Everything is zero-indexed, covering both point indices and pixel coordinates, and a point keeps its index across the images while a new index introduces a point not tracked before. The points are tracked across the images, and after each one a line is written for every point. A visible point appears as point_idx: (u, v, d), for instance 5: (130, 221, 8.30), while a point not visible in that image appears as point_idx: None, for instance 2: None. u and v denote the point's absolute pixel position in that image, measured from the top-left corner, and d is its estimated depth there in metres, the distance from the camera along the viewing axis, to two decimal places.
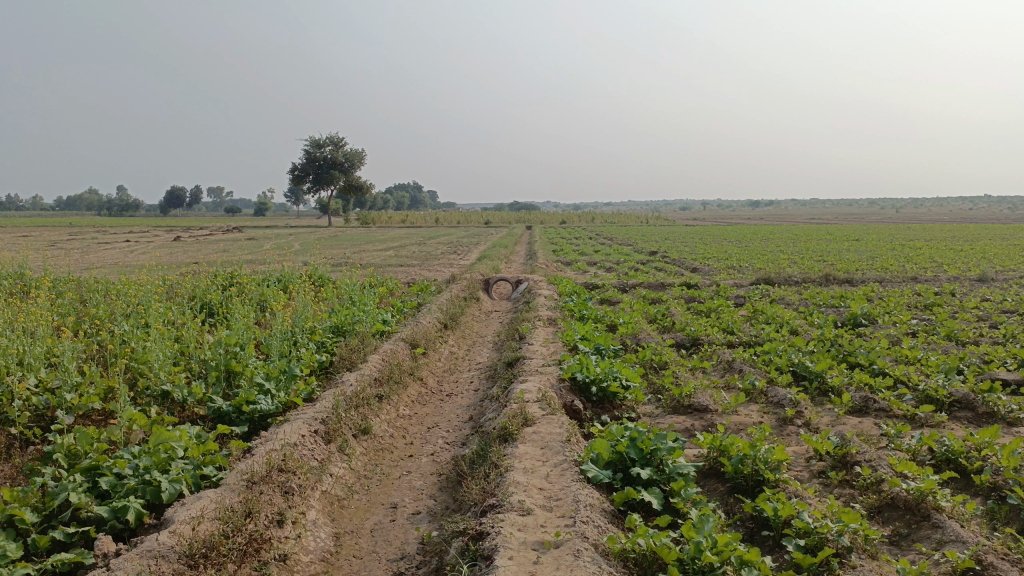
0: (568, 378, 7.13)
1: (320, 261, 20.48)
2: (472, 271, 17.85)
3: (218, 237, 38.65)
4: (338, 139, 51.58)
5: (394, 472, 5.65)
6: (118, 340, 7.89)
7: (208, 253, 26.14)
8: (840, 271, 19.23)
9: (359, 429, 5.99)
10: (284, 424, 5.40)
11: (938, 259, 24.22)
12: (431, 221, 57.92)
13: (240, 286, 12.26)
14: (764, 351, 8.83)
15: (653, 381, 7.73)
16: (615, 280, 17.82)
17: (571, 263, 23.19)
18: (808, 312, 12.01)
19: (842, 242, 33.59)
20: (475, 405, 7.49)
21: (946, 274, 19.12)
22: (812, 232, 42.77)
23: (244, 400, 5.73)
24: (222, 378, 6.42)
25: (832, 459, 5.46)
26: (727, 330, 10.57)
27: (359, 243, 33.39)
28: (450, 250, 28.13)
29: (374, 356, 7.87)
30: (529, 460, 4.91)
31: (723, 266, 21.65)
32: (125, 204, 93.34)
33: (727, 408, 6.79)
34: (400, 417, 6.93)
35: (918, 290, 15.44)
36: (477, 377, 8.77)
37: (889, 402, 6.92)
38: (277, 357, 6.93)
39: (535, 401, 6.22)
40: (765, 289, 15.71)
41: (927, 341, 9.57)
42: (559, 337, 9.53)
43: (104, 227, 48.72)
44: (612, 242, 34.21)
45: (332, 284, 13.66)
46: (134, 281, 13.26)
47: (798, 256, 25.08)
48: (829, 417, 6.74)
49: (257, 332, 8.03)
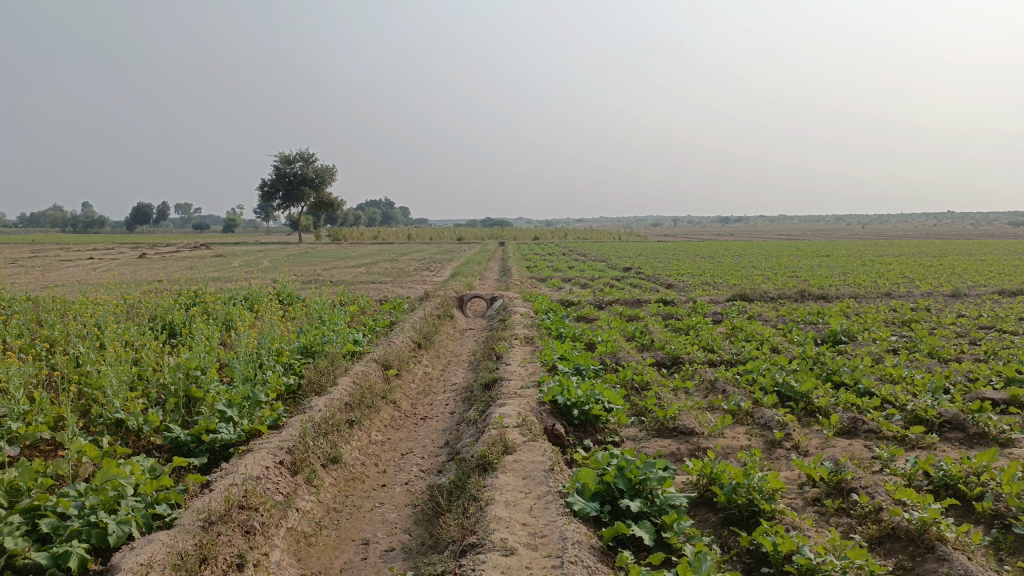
0: (548, 401, 6.85)
1: (289, 278, 20.02)
2: (446, 288, 17.54)
3: (186, 253, 37.96)
4: (309, 155, 51.11)
5: (366, 504, 5.31)
6: (73, 363, 7.48)
7: (174, 270, 25.52)
8: (815, 287, 19.20)
9: (328, 457, 5.65)
10: (247, 455, 5.04)
11: (910, 275, 24.39)
12: (403, 238, 57.52)
13: (205, 305, 11.84)
14: (747, 370, 8.63)
15: (636, 403, 7.48)
16: (590, 296, 17.60)
17: (545, 279, 22.96)
18: (787, 329, 11.86)
19: (814, 258, 33.82)
20: (451, 429, 7.17)
21: (919, 290, 19.19)
22: (783, 248, 43.06)
23: (204, 429, 5.35)
24: (181, 405, 6.04)
25: (826, 485, 5.23)
26: (707, 348, 10.37)
27: (329, 259, 32.92)
28: (424, 267, 27.78)
29: (344, 378, 7.52)
30: (511, 491, 4.60)
31: (698, 282, 21.55)
32: (90, 221, 91.70)
33: (714, 431, 6.55)
34: (372, 444, 6.59)
35: (894, 306, 15.41)
36: (452, 399, 8.44)
37: (878, 423, 6.73)
38: (241, 381, 6.57)
39: (515, 427, 5.92)
40: (742, 306, 15.58)
41: (909, 359, 9.45)
42: (536, 356, 9.25)
43: (66, 244, 47.63)
44: (586, 258, 34.11)
45: (302, 302, 13.27)
46: (93, 300, 12.76)
47: (772, 273, 25.09)
48: (818, 440, 6.52)
49: (221, 353, 7.65)
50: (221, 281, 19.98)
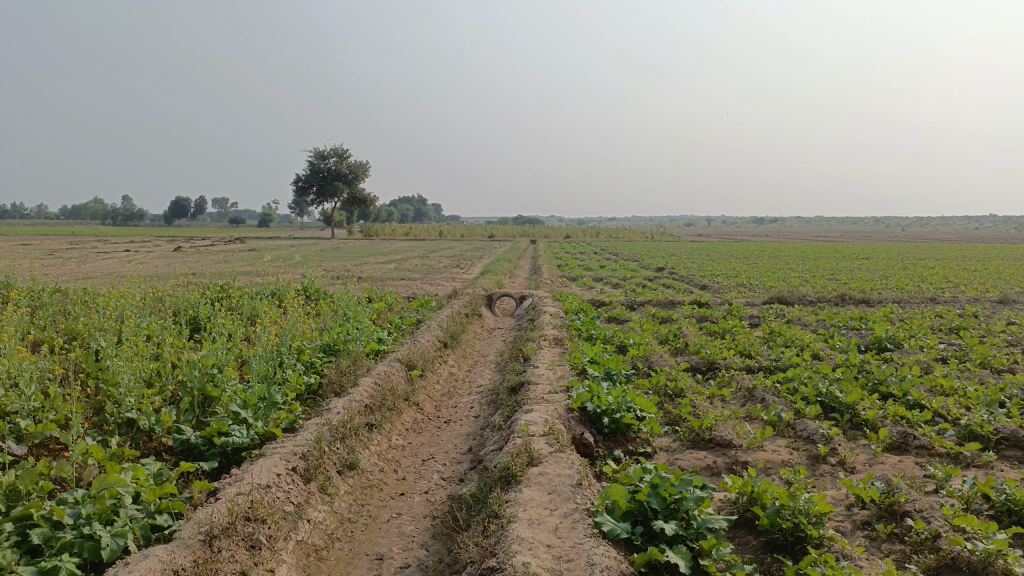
0: (577, 408, 6.52)
1: (319, 274, 19.88)
2: (475, 286, 17.27)
3: (220, 247, 38.22)
4: (343, 150, 51.19)
5: (382, 514, 5.02)
6: (93, 358, 7.33)
7: (205, 264, 25.58)
8: (855, 291, 18.59)
9: (344, 464, 5.37)
10: (259, 460, 4.79)
11: (954, 280, 23.59)
12: (435, 235, 57.43)
13: (231, 300, 11.70)
14: (787, 378, 8.22)
15: (669, 412, 7.11)
16: (622, 297, 17.20)
17: (576, 279, 22.62)
18: (828, 335, 11.37)
19: (852, 260, 32.99)
20: (475, 434, 6.87)
21: (965, 295, 18.45)
22: (819, 251, 42.07)
23: (216, 432, 5.10)
24: (196, 404, 5.81)
25: (877, 508, 4.84)
26: (745, 354, 9.95)
27: (360, 255, 32.84)
28: (453, 264, 27.59)
29: (365, 379, 7.26)
30: (535, 508, 4.28)
31: (733, 284, 21.03)
32: (129, 215, 93.15)
33: (753, 444, 6.17)
34: (392, 448, 6.31)
35: (939, 311, 14.80)
36: (478, 402, 8.15)
37: (931, 438, 6.29)
38: (259, 381, 6.33)
39: (541, 435, 5.59)
40: (780, 309, 15.08)
41: (960, 369, 8.95)
42: (566, 359, 8.92)
43: (103, 236, 48.29)
44: (618, 257, 33.63)
45: (328, 298, 13.08)
46: (121, 292, 12.67)
47: (809, 275, 24.43)
48: (866, 456, 6.11)
49: (241, 349, 7.43)
50: (251, 275, 19.95)
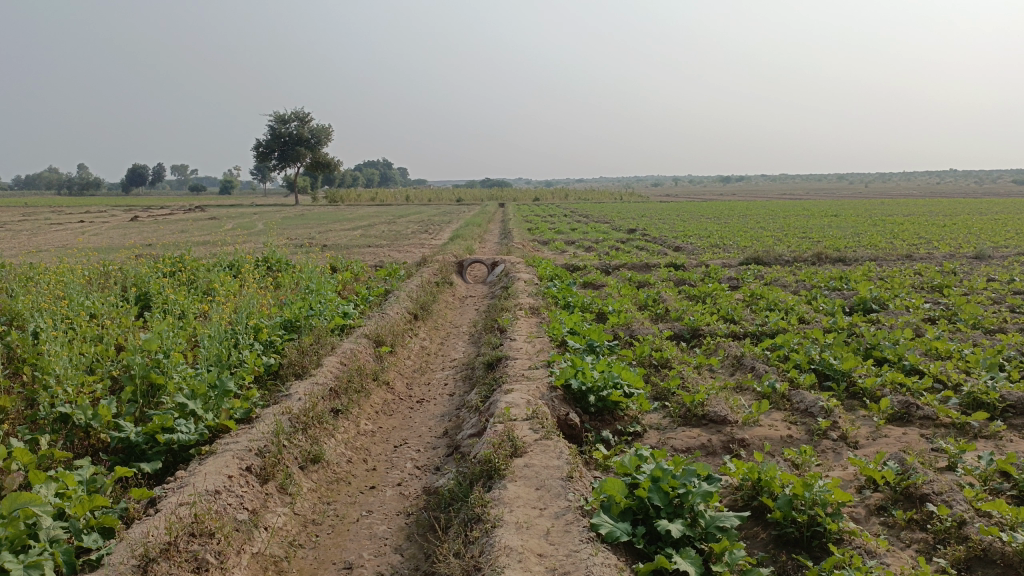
0: (560, 386, 6.03)
1: (281, 244, 19.07)
2: (444, 252, 16.63)
3: (180, 216, 36.99)
4: (304, 113, 49.72)
5: (351, 513, 4.52)
6: (29, 341, 6.68)
7: (161, 234, 24.49)
8: (832, 249, 18.32)
9: (306, 458, 4.85)
10: (208, 460, 4.25)
11: (926, 236, 23.49)
12: (402, 200, 56.40)
13: (187, 273, 11.00)
14: (776, 345, 7.84)
15: (656, 386, 6.68)
16: (597, 260, 16.74)
17: (548, 242, 22.12)
18: (810, 297, 11.02)
19: (823, 218, 32.90)
20: (450, 415, 6.39)
21: (939, 252, 18.26)
22: (787, 208, 42.08)
23: (159, 428, 4.52)
24: (139, 394, 5.22)
25: (892, 491, 4.46)
26: (728, 319, 9.55)
27: (324, 222, 31.88)
28: (420, 229, 26.93)
29: (329, 359, 6.70)
30: (522, 508, 3.81)
31: (707, 244, 20.72)
32: (85, 184, 90.42)
33: (748, 420, 5.77)
34: (361, 435, 5.79)
35: (918, 269, 14.55)
36: (452, 378, 7.67)
37: (934, 408, 5.95)
38: (211, 367, 5.75)
39: (524, 420, 5.09)
40: (757, 270, 14.73)
41: (951, 331, 8.63)
42: (544, 330, 8.44)
43: (58, 207, 46.58)
44: (589, 220, 33.09)
45: (291, 269, 12.40)
46: (67, 265, 11.85)
47: (781, 234, 24.15)
48: (868, 430, 5.73)
49: (192, 328, 6.80)
50: (211, 245, 19.11)
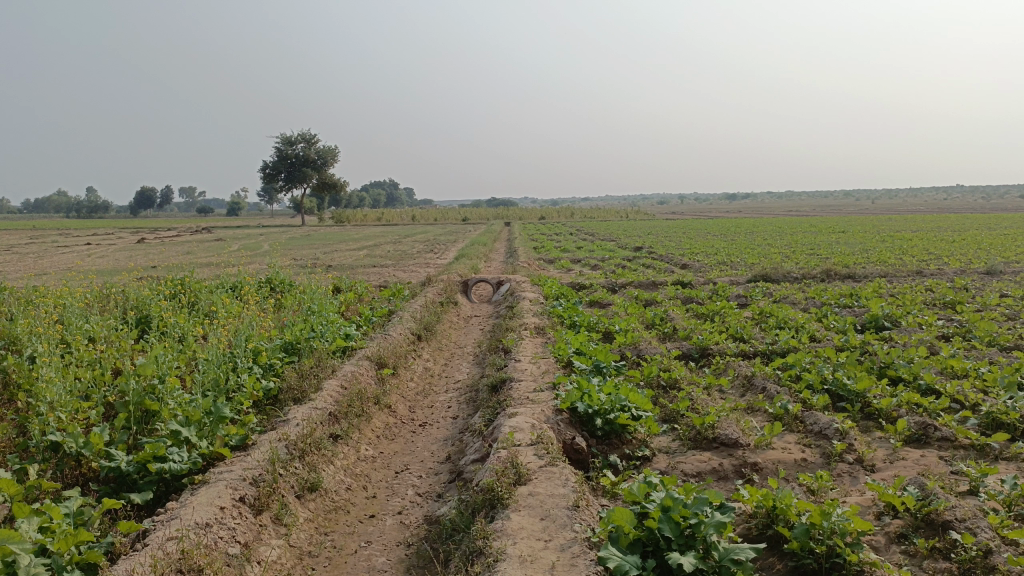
0: (565, 409, 5.86)
1: (286, 265, 18.98)
2: (449, 272, 16.51)
3: (187, 238, 37.05)
4: (310, 134, 49.92)
5: (349, 544, 4.35)
6: (25, 365, 6.56)
7: (167, 256, 24.44)
8: (840, 266, 18.13)
9: (304, 486, 4.69)
10: (200, 490, 4.11)
11: (935, 251, 23.27)
12: (408, 220, 56.46)
13: (189, 295, 10.90)
14: (788, 364, 7.65)
15: (665, 408, 6.51)
16: (603, 279, 16.58)
17: (554, 261, 21.99)
18: (820, 314, 10.84)
19: (830, 234, 32.69)
20: (453, 439, 6.22)
21: (949, 267, 18.06)
22: (794, 225, 41.92)
23: (150, 456, 4.37)
24: (133, 421, 5.08)
25: (913, 518, 4.27)
26: (737, 337, 9.37)
27: (330, 242, 31.84)
28: (426, 249, 26.86)
29: (329, 383, 6.55)
30: (526, 540, 3.64)
31: (714, 262, 20.54)
32: (94, 207, 90.91)
33: (761, 443, 5.58)
34: (361, 461, 5.64)
35: (929, 285, 14.34)
36: (455, 400, 7.50)
37: (953, 429, 5.76)
38: (208, 392, 5.61)
39: (529, 445, 4.92)
40: (766, 287, 14.54)
41: (965, 349, 8.44)
42: (549, 350, 8.28)
43: (66, 229, 46.79)
44: (595, 238, 32.97)
45: (294, 290, 12.28)
46: (69, 288, 11.75)
47: (789, 250, 23.96)
48: (885, 452, 5.55)
49: (190, 353, 6.66)
50: (216, 266, 19.04)
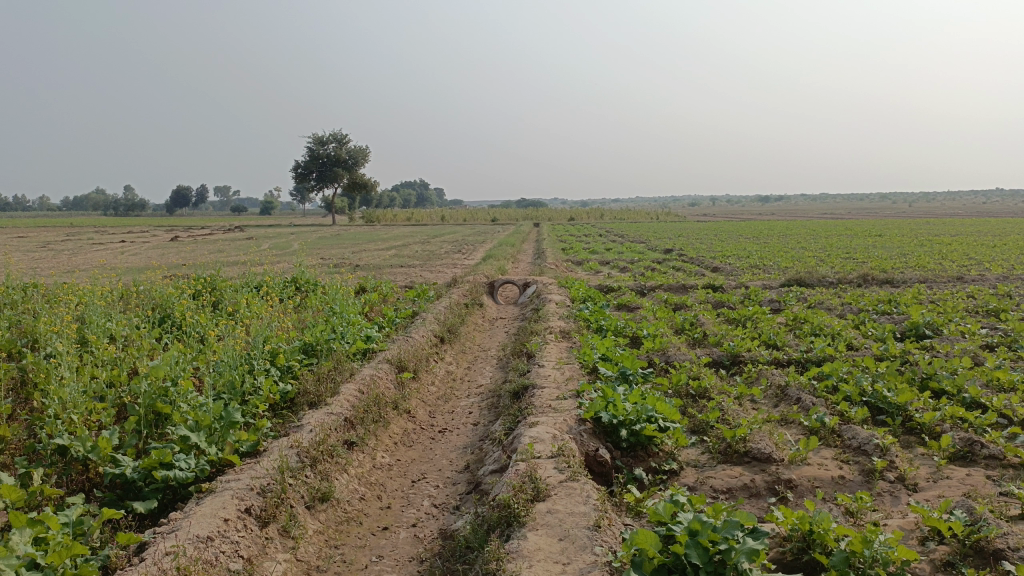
0: (589, 419, 5.62)
1: (314, 265, 18.92)
2: (476, 273, 16.33)
3: (220, 236, 37.32)
4: (341, 134, 50.14)
5: (360, 558, 4.15)
6: (42, 364, 6.46)
7: (197, 254, 24.54)
8: (878, 270, 17.62)
9: (314, 496, 4.50)
10: (205, 500, 3.95)
11: (976, 256, 22.56)
12: (437, 220, 56.46)
13: (214, 295, 10.84)
14: (824, 374, 7.34)
15: (693, 418, 6.25)
16: (632, 281, 16.28)
17: (582, 263, 21.72)
18: (858, 321, 10.46)
19: (866, 238, 31.95)
20: (473, 447, 6.02)
21: (992, 273, 17.49)
22: (829, 228, 41.15)
23: (156, 463, 4.24)
24: (143, 424, 4.95)
25: (960, 545, 3.97)
26: (770, 344, 9.05)
27: (359, 242, 31.86)
28: (454, 250, 26.72)
29: (347, 387, 6.37)
30: (542, 562, 3.42)
31: (746, 265, 20.12)
32: (131, 205, 92.39)
33: (795, 458, 5.30)
34: (376, 469, 5.46)
35: (971, 292, 13.83)
36: (477, 406, 7.31)
37: (1001, 447, 5.41)
38: (222, 395, 5.46)
39: (550, 458, 4.69)
40: (800, 292, 14.15)
41: (1012, 359, 8.04)
42: (574, 355, 8.05)
43: (103, 227, 47.56)
44: (625, 239, 32.63)
45: (319, 289, 12.16)
46: (96, 286, 11.73)
47: (824, 254, 23.41)
48: (928, 471, 5.23)
49: (207, 354, 6.53)
50: (244, 266, 19.07)
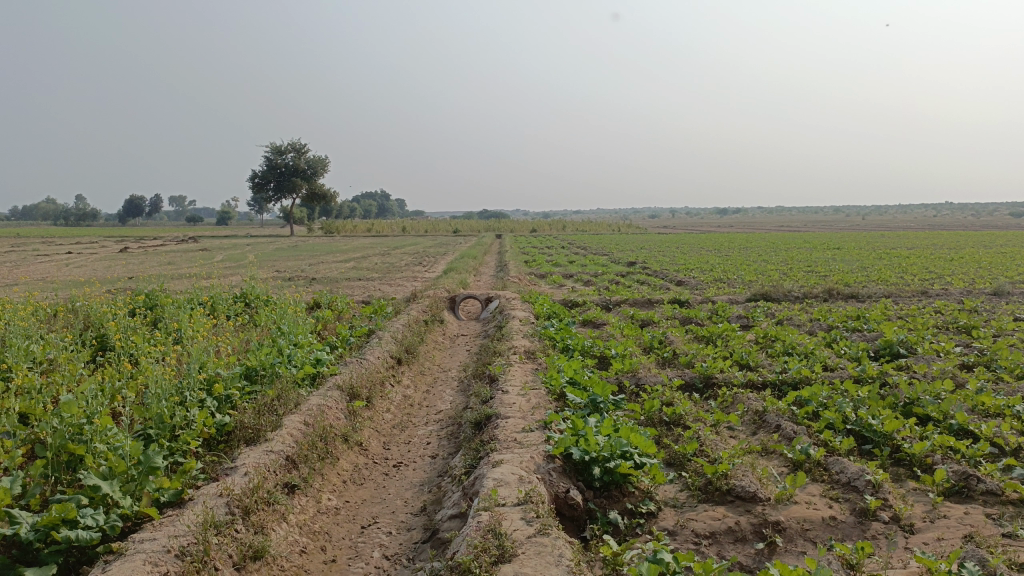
0: (559, 455, 5.11)
1: (268, 279, 18.11)
2: (437, 287, 15.74)
3: (172, 247, 36.14)
4: (299, 145, 49.12)
5: None
6: None
7: (146, 266, 23.50)
8: (842, 284, 17.46)
9: (245, 554, 3.94)
10: (111, 566, 3.38)
11: (937, 270, 22.66)
12: (398, 231, 55.66)
13: (155, 312, 10.07)
14: (802, 399, 6.94)
15: (669, 449, 5.80)
16: (597, 296, 15.86)
17: (546, 276, 21.28)
18: (829, 339, 10.14)
19: (826, 251, 32.15)
20: (430, 485, 5.48)
21: (954, 288, 17.46)
22: (788, 240, 41.49)
23: (55, 521, 3.64)
24: (53, 469, 4.34)
25: None
26: (743, 364, 8.67)
27: (318, 254, 31.05)
28: (416, 262, 26.09)
29: (291, 419, 5.78)
30: None
31: (711, 279, 19.89)
32: (83, 215, 90.08)
33: (782, 497, 4.85)
34: (320, 515, 4.89)
35: (939, 307, 13.68)
36: (435, 435, 6.77)
37: (999, 482, 5.03)
38: (146, 432, 4.84)
39: (515, 505, 4.17)
40: (767, 307, 13.87)
41: (992, 380, 7.73)
42: (540, 378, 7.57)
43: (50, 237, 45.73)
44: (588, 252, 32.34)
45: (270, 306, 11.47)
46: (25, 301, 10.82)
47: (787, 267, 23.35)
48: (923, 509, 4.82)
49: (135, 382, 5.86)
50: (193, 279, 18.18)
